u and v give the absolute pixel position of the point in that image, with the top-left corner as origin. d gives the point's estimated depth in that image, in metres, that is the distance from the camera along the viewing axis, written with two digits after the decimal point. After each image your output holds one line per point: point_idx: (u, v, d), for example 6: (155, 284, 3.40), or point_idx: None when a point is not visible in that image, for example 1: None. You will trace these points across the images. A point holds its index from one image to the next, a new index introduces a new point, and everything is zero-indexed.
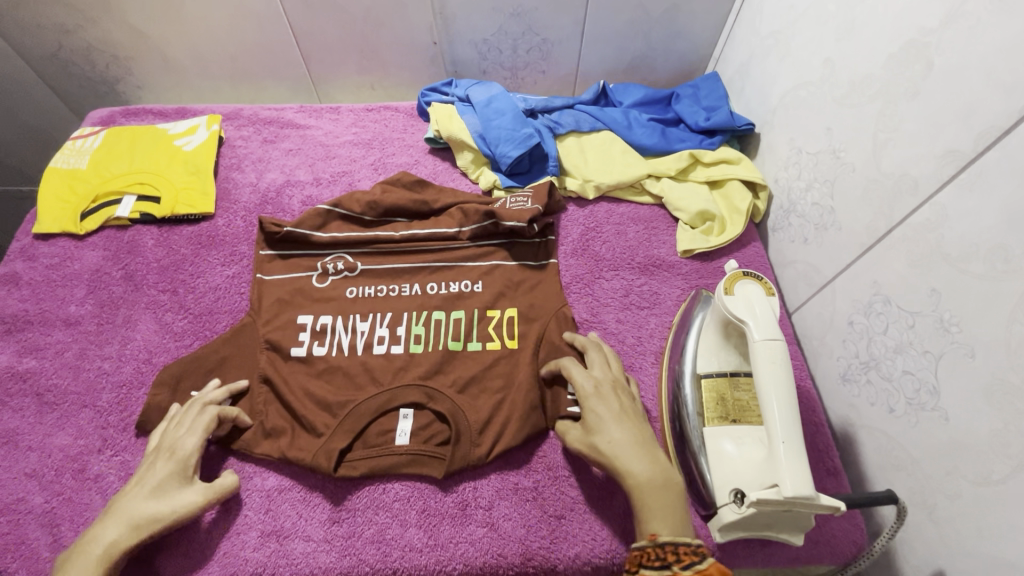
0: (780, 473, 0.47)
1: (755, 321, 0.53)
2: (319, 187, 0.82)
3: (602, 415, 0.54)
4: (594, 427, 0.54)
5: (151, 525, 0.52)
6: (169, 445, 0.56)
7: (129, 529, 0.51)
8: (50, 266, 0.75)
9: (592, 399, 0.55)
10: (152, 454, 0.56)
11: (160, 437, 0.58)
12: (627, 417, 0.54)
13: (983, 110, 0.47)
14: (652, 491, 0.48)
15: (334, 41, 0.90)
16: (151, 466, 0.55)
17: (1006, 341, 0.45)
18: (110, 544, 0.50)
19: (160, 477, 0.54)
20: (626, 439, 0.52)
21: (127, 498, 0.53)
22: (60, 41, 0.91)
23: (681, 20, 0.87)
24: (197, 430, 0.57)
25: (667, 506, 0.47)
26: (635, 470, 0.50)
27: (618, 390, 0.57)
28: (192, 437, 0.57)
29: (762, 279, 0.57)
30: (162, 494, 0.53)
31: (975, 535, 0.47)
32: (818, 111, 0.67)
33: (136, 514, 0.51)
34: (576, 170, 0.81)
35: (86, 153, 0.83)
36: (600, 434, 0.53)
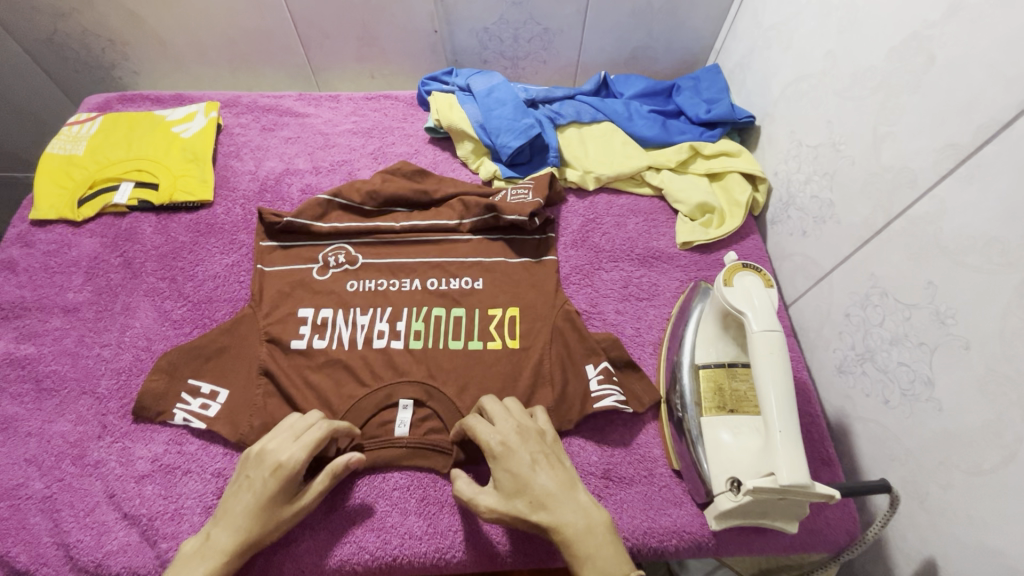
0: (776, 462, 0.48)
1: (752, 311, 0.53)
2: (319, 176, 0.82)
3: (518, 471, 0.50)
4: (510, 488, 0.50)
5: (263, 539, 0.51)
6: (276, 463, 0.52)
7: (237, 550, 0.50)
8: (47, 253, 0.74)
9: (502, 456, 0.51)
10: (256, 462, 0.53)
11: (264, 442, 0.54)
12: (542, 464, 0.51)
13: (984, 104, 0.47)
14: (583, 537, 0.46)
15: (333, 29, 0.90)
16: (256, 477, 0.52)
17: (1000, 333, 0.45)
18: (219, 559, 0.49)
19: (261, 494, 0.51)
20: (548, 490, 0.49)
21: (235, 509, 0.51)
22: (55, 24, 0.90)
23: (683, 11, 0.87)
24: (309, 445, 0.53)
25: (601, 546, 0.46)
26: (554, 525, 0.47)
27: (524, 435, 0.53)
28: (300, 453, 0.52)
29: (761, 270, 0.57)
30: (272, 511, 0.51)
31: (966, 524, 0.48)
32: (818, 104, 0.68)
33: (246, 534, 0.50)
34: (576, 161, 0.81)
35: (83, 140, 0.82)
36: (521, 493, 0.49)
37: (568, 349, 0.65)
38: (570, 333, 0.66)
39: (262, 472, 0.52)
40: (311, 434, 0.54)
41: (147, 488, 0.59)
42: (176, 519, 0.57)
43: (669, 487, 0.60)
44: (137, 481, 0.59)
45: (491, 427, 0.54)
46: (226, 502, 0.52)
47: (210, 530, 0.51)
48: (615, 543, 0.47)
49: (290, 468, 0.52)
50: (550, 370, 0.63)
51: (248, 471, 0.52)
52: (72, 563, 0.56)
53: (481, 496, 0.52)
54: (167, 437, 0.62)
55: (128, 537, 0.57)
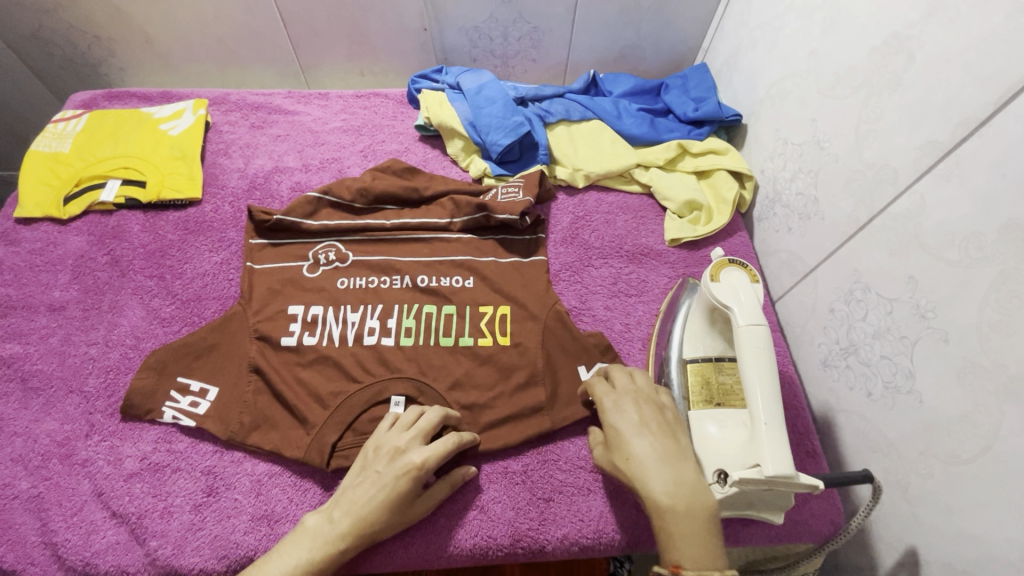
0: (761, 453, 0.49)
1: (738, 306, 0.54)
2: (308, 174, 0.82)
3: (620, 431, 0.52)
4: (616, 441, 0.52)
5: (374, 535, 0.52)
6: (411, 465, 0.53)
7: (346, 537, 0.50)
8: (33, 251, 0.74)
9: (613, 414, 0.53)
10: (388, 458, 0.54)
11: (396, 441, 0.55)
12: (649, 431, 0.51)
13: (961, 102, 0.48)
14: (672, 517, 0.45)
15: (321, 26, 0.89)
16: (386, 472, 0.53)
17: (977, 325, 0.47)
18: (337, 544, 0.50)
19: (387, 490, 0.52)
20: (650, 456, 0.49)
21: (360, 499, 0.52)
22: (40, 21, 0.89)
23: (671, 11, 0.88)
24: (441, 454, 0.54)
25: (685, 530, 0.44)
26: (651, 492, 0.47)
27: (641, 403, 0.53)
28: (432, 461, 0.53)
29: (747, 265, 0.58)
30: (396, 510, 0.52)
31: (946, 513, 0.49)
32: (803, 103, 0.69)
33: (360, 526, 0.51)
34: (565, 158, 0.82)
35: (69, 137, 0.81)
36: (621, 451, 0.51)
37: (559, 347, 0.66)
38: (561, 333, 0.66)
39: (394, 468, 0.53)
40: (441, 442, 0.55)
41: (136, 487, 0.59)
42: (165, 517, 0.57)
43: None
44: (126, 480, 0.59)
45: (613, 386, 0.56)
46: (350, 488, 0.53)
47: (333, 512, 0.52)
48: (705, 523, 0.45)
49: (425, 472, 0.53)
50: (541, 368, 0.64)
51: (378, 467, 0.54)
52: (60, 562, 0.55)
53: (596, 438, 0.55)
54: (156, 435, 0.62)
55: (116, 535, 0.56)
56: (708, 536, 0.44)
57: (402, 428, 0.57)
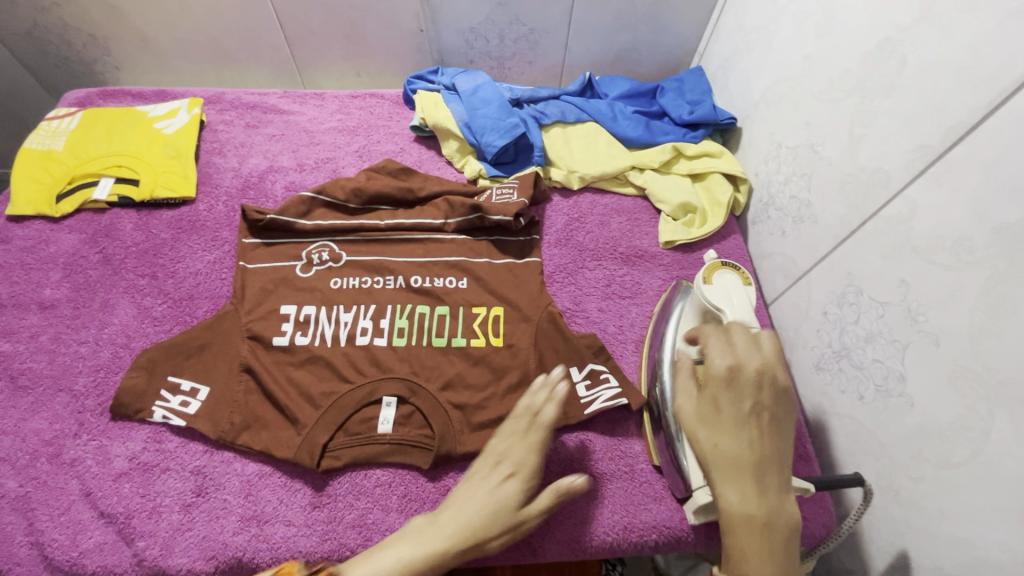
0: None
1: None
2: (302, 174, 0.82)
3: (722, 413, 0.49)
4: (710, 419, 0.50)
5: (485, 539, 0.50)
6: (512, 467, 0.53)
7: (453, 537, 0.50)
8: (24, 249, 0.73)
9: (723, 387, 0.49)
10: (489, 463, 0.54)
11: (494, 446, 0.55)
12: (752, 422, 0.48)
13: (952, 107, 0.48)
14: (745, 525, 0.46)
15: (318, 26, 0.89)
16: (490, 477, 0.53)
17: (968, 329, 0.47)
18: (444, 543, 0.49)
19: (490, 492, 0.52)
20: (741, 455, 0.47)
21: (465, 501, 0.52)
22: (35, 18, 0.88)
23: (666, 14, 0.88)
24: (540, 448, 0.55)
25: (755, 539, 0.45)
26: (728, 491, 0.47)
27: (758, 385, 0.49)
28: (532, 457, 0.54)
29: (739, 269, 0.62)
30: (501, 511, 0.51)
31: (937, 517, 0.49)
32: (798, 107, 0.69)
33: (467, 526, 0.50)
34: (560, 160, 0.82)
35: (62, 135, 0.81)
36: (710, 434, 0.49)
37: (552, 348, 0.65)
38: (554, 334, 0.66)
39: (495, 470, 0.53)
40: (533, 437, 0.55)
41: (124, 487, 0.58)
42: (154, 517, 0.57)
43: (648, 482, 0.61)
44: (114, 479, 0.59)
45: (732, 351, 0.51)
46: (456, 494, 0.53)
47: (439, 514, 0.52)
48: (779, 534, 0.45)
49: (523, 471, 0.53)
50: (533, 369, 0.64)
51: (481, 471, 0.54)
52: (46, 563, 0.55)
53: (683, 399, 0.52)
54: (146, 435, 0.61)
55: (104, 536, 0.56)
56: (777, 545, 0.45)
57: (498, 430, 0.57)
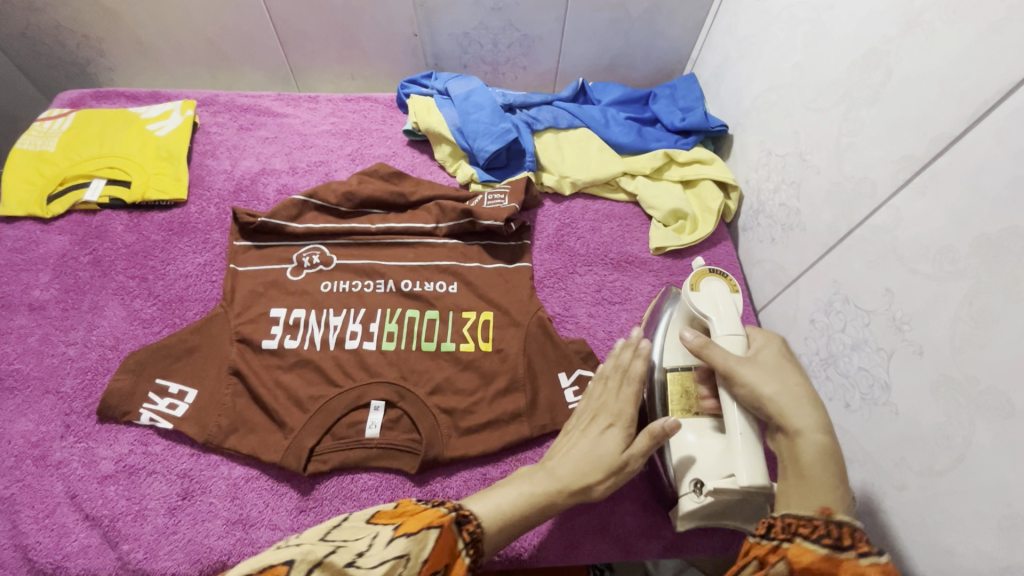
0: (737, 464, 0.49)
1: (717, 316, 0.55)
2: (295, 177, 0.82)
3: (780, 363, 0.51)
4: (772, 370, 0.50)
5: (592, 483, 0.52)
6: (613, 415, 0.54)
7: (564, 479, 0.52)
8: (14, 250, 0.73)
9: (779, 347, 0.53)
10: (588, 416, 0.56)
11: (589, 399, 0.57)
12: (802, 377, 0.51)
13: (936, 118, 0.49)
14: (818, 462, 0.46)
15: (312, 30, 0.90)
16: (592, 428, 0.55)
17: (951, 339, 0.47)
18: (557, 484, 0.52)
19: (594, 439, 0.54)
20: (803, 398, 0.49)
21: (570, 449, 0.54)
22: (29, 19, 0.89)
23: (659, 21, 0.88)
24: (637, 399, 0.55)
25: (831, 478, 0.46)
26: (809, 427, 0.47)
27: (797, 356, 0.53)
28: (630, 408, 0.55)
29: (727, 275, 0.59)
30: (603, 458, 0.52)
31: (919, 525, 0.50)
32: (787, 115, 0.69)
33: (577, 470, 0.52)
34: (552, 165, 0.82)
35: (54, 135, 0.81)
36: (775, 380, 0.49)
37: (541, 353, 0.66)
38: (543, 339, 0.66)
39: (595, 421, 0.55)
40: (629, 389, 0.55)
41: (110, 489, 0.58)
42: (139, 520, 0.56)
43: (635, 488, 0.61)
44: (100, 482, 0.58)
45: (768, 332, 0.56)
46: (560, 445, 0.55)
47: (545, 463, 0.54)
48: (840, 472, 0.46)
49: (625, 420, 0.54)
50: (522, 374, 0.64)
51: (579, 425, 0.56)
52: (30, 565, 0.55)
53: (722, 356, 0.51)
54: (132, 437, 0.61)
55: (88, 538, 0.56)
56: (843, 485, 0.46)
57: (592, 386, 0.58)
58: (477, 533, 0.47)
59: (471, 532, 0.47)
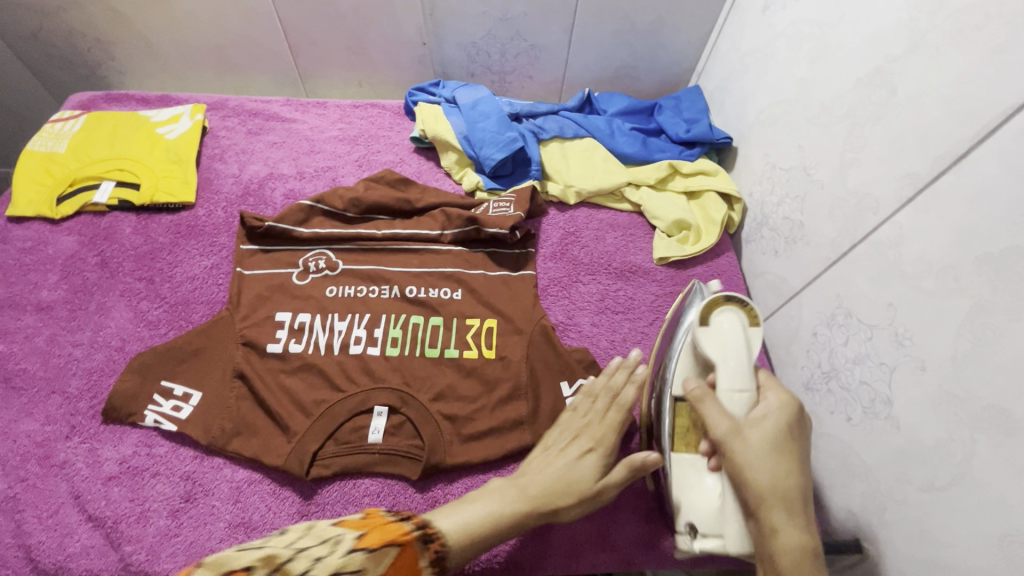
0: (727, 528, 0.50)
1: (722, 366, 0.52)
2: (302, 181, 0.82)
3: (768, 442, 0.48)
4: (761, 451, 0.48)
5: (559, 506, 0.53)
6: (592, 440, 0.57)
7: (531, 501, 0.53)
8: (23, 250, 0.74)
9: (772, 417, 0.50)
10: (569, 437, 0.58)
11: (575, 419, 0.59)
12: (790, 454, 0.49)
13: (939, 136, 0.49)
14: (794, 556, 0.45)
15: (321, 38, 0.91)
16: (572, 450, 0.56)
17: (953, 355, 0.47)
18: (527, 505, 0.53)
19: (570, 461, 0.55)
20: (784, 484, 0.47)
21: (546, 469, 0.55)
22: (42, 22, 0.90)
23: (665, 33, 0.89)
24: (620, 427, 0.58)
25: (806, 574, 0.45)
26: (784, 524, 0.46)
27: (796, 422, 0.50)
28: (612, 435, 0.57)
29: (746, 305, 0.56)
30: (578, 483, 0.54)
31: (920, 540, 0.50)
32: (792, 130, 0.70)
33: (546, 492, 0.53)
34: (557, 175, 0.83)
35: (65, 137, 0.82)
36: (758, 467, 0.47)
37: (544, 361, 0.66)
38: (546, 347, 0.67)
39: (575, 441, 0.57)
40: (613, 417, 0.58)
41: (114, 491, 0.58)
42: (141, 522, 0.57)
43: (637, 497, 0.61)
44: (104, 483, 0.59)
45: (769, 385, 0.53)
46: (536, 462, 0.57)
47: (518, 480, 0.55)
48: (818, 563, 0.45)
49: (603, 446, 0.57)
50: (525, 382, 0.64)
51: (560, 444, 0.57)
52: (33, 565, 0.55)
53: (716, 420, 0.50)
54: (137, 439, 0.61)
55: (91, 539, 0.56)
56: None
57: (577, 404, 0.60)
58: (442, 552, 0.48)
59: (435, 550, 0.48)
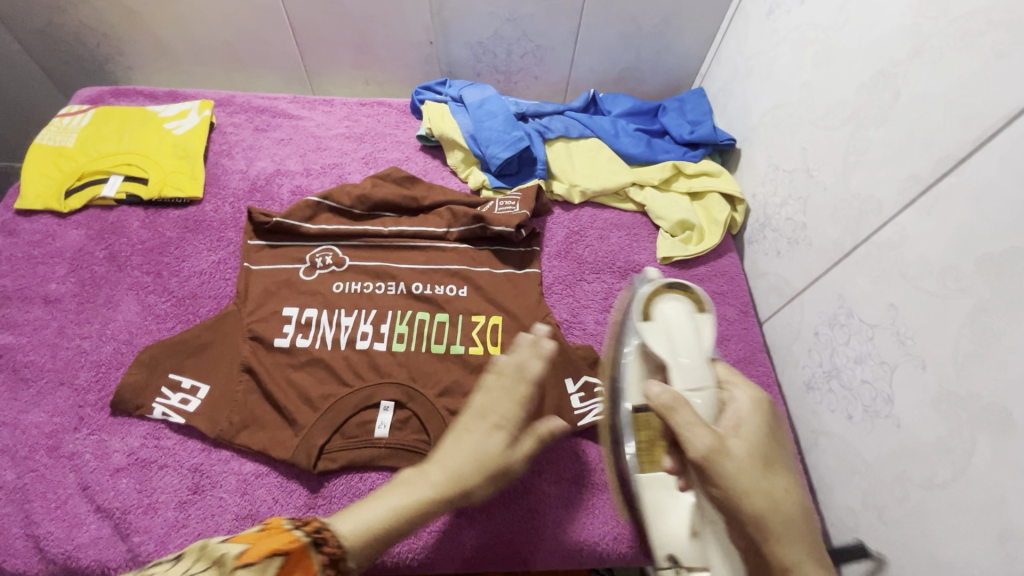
0: (709, 556, 0.44)
1: (676, 365, 0.49)
2: (309, 178, 0.83)
3: (755, 455, 0.45)
4: (749, 467, 0.44)
5: (467, 489, 0.50)
6: (498, 416, 0.53)
7: (443, 488, 0.50)
8: (31, 243, 0.74)
9: (746, 426, 0.47)
10: (477, 416, 0.53)
11: (481, 396, 0.55)
12: (775, 466, 0.46)
13: (942, 139, 0.50)
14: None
15: (329, 36, 0.91)
16: (478, 429, 0.53)
17: (953, 354, 0.48)
18: (436, 493, 0.49)
19: (477, 441, 0.52)
20: (778, 502, 0.44)
21: (452, 451, 0.52)
22: (51, 17, 0.90)
23: (670, 36, 0.90)
24: (527, 401, 0.54)
25: None
26: (796, 553, 0.42)
27: (768, 428, 0.48)
28: (518, 408, 0.54)
29: (690, 294, 0.54)
30: (486, 462, 0.51)
31: (919, 537, 0.51)
32: (795, 132, 0.71)
33: (451, 478, 0.50)
34: (562, 174, 0.83)
35: (73, 131, 0.82)
36: (751, 485, 0.43)
37: (549, 358, 0.67)
38: (551, 345, 0.67)
39: (482, 418, 0.53)
40: (521, 390, 0.55)
41: (122, 482, 0.59)
42: (149, 513, 0.57)
43: None
44: (112, 474, 0.59)
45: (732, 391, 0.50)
46: (444, 445, 0.53)
47: (425, 468, 0.51)
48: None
49: (507, 421, 0.53)
50: None
51: (467, 423, 0.53)
52: (41, 555, 0.55)
53: (692, 432, 0.44)
54: (145, 431, 0.62)
55: (99, 530, 0.56)
56: None
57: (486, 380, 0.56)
58: (338, 554, 0.44)
59: (331, 551, 0.44)
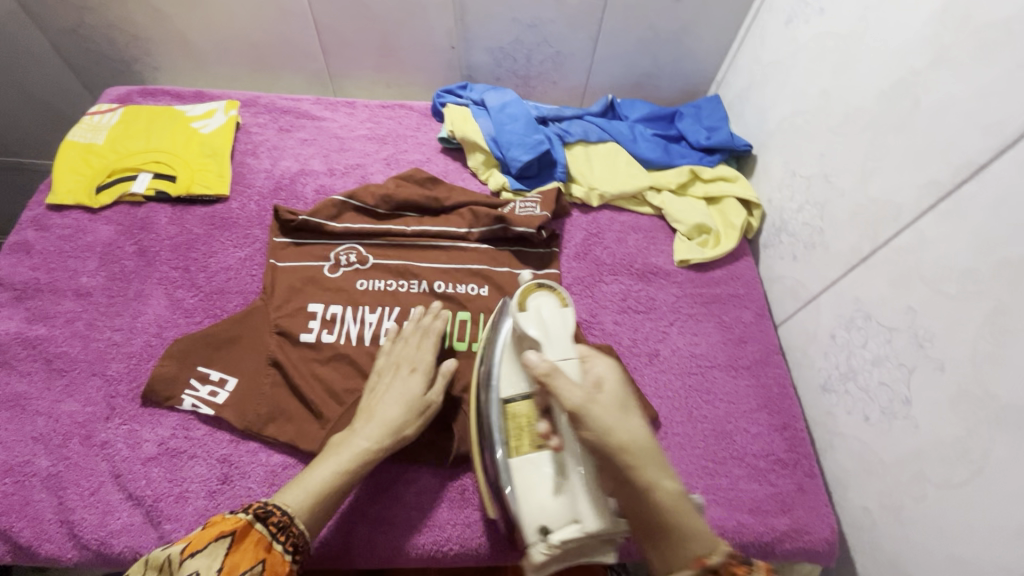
0: (580, 509, 0.48)
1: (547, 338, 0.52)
2: (333, 178, 0.85)
3: (618, 404, 0.48)
4: (611, 411, 0.47)
5: (408, 432, 0.58)
6: (415, 366, 0.62)
7: (387, 434, 0.57)
8: (62, 237, 0.76)
9: (607, 381, 0.49)
10: (393, 369, 0.62)
11: (394, 355, 0.63)
12: (633, 409, 0.49)
13: (962, 146, 0.51)
14: (678, 512, 0.45)
15: (353, 39, 0.93)
16: (400, 376, 0.61)
17: (971, 356, 0.49)
18: (377, 443, 0.56)
19: (400, 389, 0.60)
20: (641, 440, 0.46)
21: (380, 403, 0.59)
22: (83, 17, 0.92)
23: (688, 43, 0.92)
24: (434, 350, 0.64)
25: (692, 520, 0.45)
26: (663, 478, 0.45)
27: (625, 382, 0.50)
28: (428, 356, 0.63)
29: (557, 289, 0.57)
30: (415, 403, 0.60)
31: (937, 536, 0.51)
32: (813, 138, 0.72)
33: (386, 426, 0.57)
34: (581, 177, 0.85)
35: (104, 129, 0.84)
36: (615, 428, 0.46)
37: None
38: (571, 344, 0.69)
39: (400, 371, 0.62)
40: (429, 342, 0.64)
41: (152, 471, 0.60)
42: (180, 501, 0.58)
43: None
44: (143, 463, 0.60)
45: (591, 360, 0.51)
46: (370, 401, 0.60)
47: (355, 425, 0.58)
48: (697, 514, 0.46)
49: (422, 365, 0.62)
50: None
51: (388, 378, 0.61)
52: (75, 540, 0.57)
53: (568, 391, 0.47)
54: (174, 422, 0.63)
55: (131, 517, 0.58)
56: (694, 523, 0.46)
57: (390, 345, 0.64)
58: (286, 520, 0.50)
59: (277, 522, 0.50)
